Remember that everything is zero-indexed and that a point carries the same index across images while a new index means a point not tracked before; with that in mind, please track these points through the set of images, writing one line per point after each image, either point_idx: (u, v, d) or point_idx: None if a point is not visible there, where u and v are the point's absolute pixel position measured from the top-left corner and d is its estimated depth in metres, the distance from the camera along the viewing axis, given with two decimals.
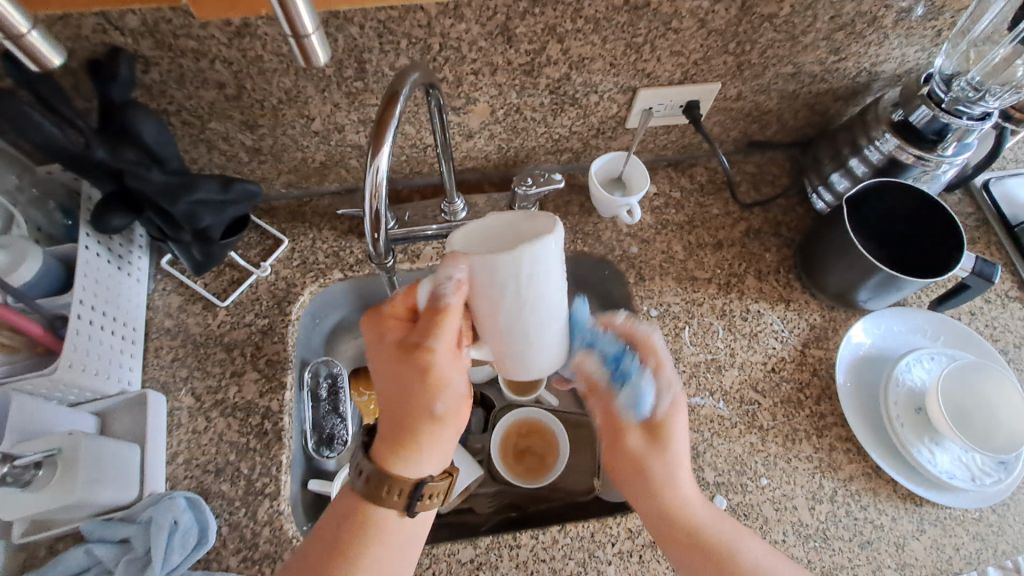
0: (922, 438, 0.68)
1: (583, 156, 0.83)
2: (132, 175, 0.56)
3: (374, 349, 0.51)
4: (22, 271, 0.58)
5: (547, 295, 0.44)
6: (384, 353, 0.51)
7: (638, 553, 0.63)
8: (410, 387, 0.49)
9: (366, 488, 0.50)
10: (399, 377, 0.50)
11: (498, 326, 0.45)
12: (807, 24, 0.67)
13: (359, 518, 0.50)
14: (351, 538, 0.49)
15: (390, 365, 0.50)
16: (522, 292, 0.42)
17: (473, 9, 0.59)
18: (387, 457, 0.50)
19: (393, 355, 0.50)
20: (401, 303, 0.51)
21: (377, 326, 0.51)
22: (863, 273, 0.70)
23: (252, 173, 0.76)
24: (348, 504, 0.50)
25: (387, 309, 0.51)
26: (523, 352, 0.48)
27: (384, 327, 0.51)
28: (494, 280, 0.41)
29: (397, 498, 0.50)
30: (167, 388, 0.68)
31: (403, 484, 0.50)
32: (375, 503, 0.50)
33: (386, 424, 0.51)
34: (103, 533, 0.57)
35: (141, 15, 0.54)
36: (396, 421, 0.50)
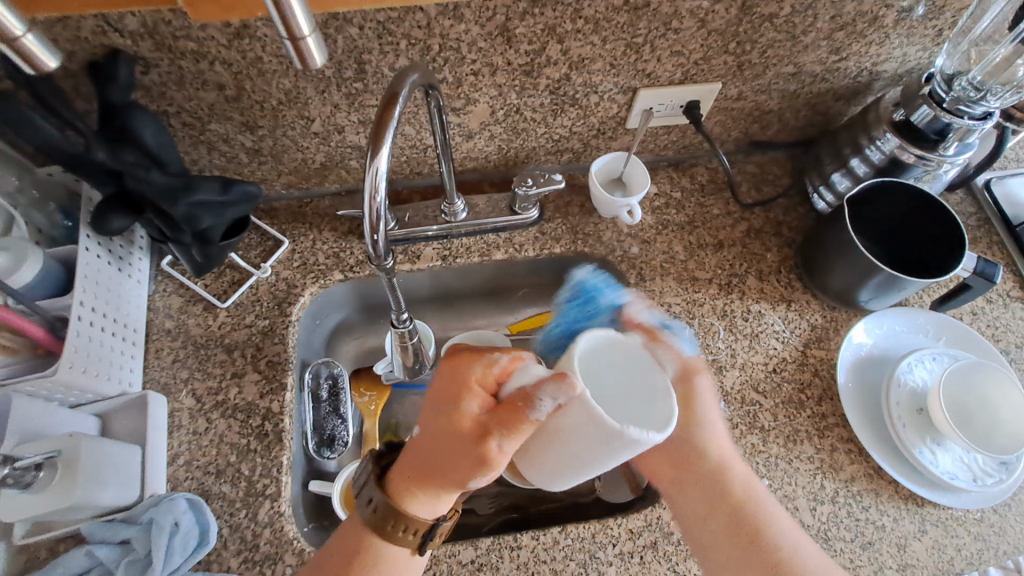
0: (924, 439, 0.67)
1: (583, 156, 0.83)
2: (133, 177, 0.56)
3: (445, 397, 0.51)
4: (21, 273, 0.58)
5: (619, 458, 0.45)
6: (451, 409, 0.50)
7: (639, 554, 0.63)
8: (455, 455, 0.49)
9: (377, 520, 0.51)
10: (452, 439, 0.49)
11: (557, 454, 0.46)
12: (808, 24, 0.67)
13: (369, 549, 0.51)
14: (361, 568, 0.50)
15: (448, 423, 0.50)
16: (602, 451, 0.43)
17: (472, 9, 0.58)
18: (405, 498, 0.50)
19: (458, 417, 0.49)
20: (493, 373, 0.51)
21: (458, 378, 0.51)
22: (864, 273, 0.69)
23: (252, 174, 0.76)
24: (358, 533, 0.51)
25: (478, 370, 0.51)
26: (557, 471, 0.48)
27: (464, 385, 0.50)
28: (592, 433, 0.42)
29: (408, 536, 0.51)
30: (167, 389, 0.68)
31: (417, 525, 0.50)
32: (385, 537, 0.50)
33: (413, 464, 0.51)
34: (103, 535, 0.57)
35: (140, 16, 0.54)
36: (425, 469, 0.50)
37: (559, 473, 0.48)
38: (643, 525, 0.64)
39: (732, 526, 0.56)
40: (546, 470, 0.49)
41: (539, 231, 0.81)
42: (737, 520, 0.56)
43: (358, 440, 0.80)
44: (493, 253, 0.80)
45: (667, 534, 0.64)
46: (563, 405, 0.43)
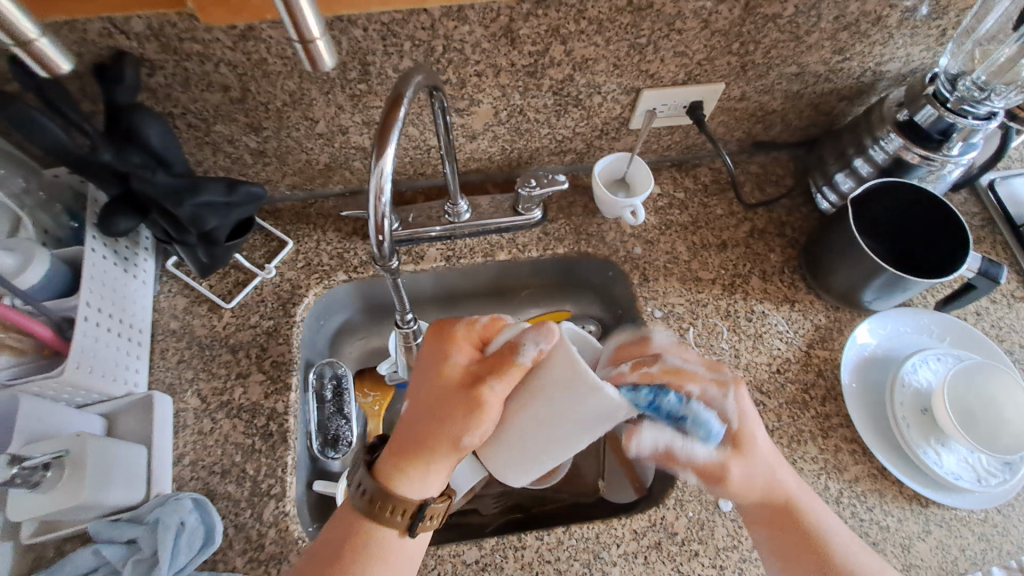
0: (928, 439, 0.67)
1: (586, 157, 0.83)
2: (139, 179, 0.57)
3: (431, 360, 0.54)
4: (28, 274, 0.58)
5: (592, 432, 0.49)
6: (439, 368, 0.53)
7: (643, 555, 0.63)
8: (447, 411, 0.51)
9: (367, 504, 0.51)
10: (443, 397, 0.51)
11: (529, 418, 0.50)
12: (811, 24, 0.67)
13: (360, 534, 0.51)
14: (351, 553, 0.50)
15: (438, 383, 0.52)
16: (578, 419, 0.48)
17: (476, 11, 0.59)
18: (396, 471, 0.51)
19: (447, 374, 0.52)
20: (474, 331, 0.54)
21: (442, 340, 0.54)
22: (868, 273, 0.69)
23: (257, 175, 0.76)
24: (349, 521, 0.51)
25: (460, 330, 0.54)
26: (521, 452, 0.51)
27: (450, 344, 0.53)
28: (569, 390, 0.47)
29: (398, 517, 0.51)
30: (172, 389, 0.69)
31: (406, 504, 0.50)
32: (375, 519, 0.50)
33: (407, 432, 0.52)
34: (110, 534, 0.57)
35: (146, 19, 0.55)
36: (417, 433, 0.51)
37: (524, 456, 0.51)
38: (647, 525, 0.65)
39: (790, 534, 0.57)
40: (511, 448, 0.52)
41: (542, 232, 0.81)
42: (795, 531, 0.57)
43: (361, 441, 0.80)
44: (496, 253, 0.80)
45: (671, 534, 0.64)
46: (544, 350, 0.49)
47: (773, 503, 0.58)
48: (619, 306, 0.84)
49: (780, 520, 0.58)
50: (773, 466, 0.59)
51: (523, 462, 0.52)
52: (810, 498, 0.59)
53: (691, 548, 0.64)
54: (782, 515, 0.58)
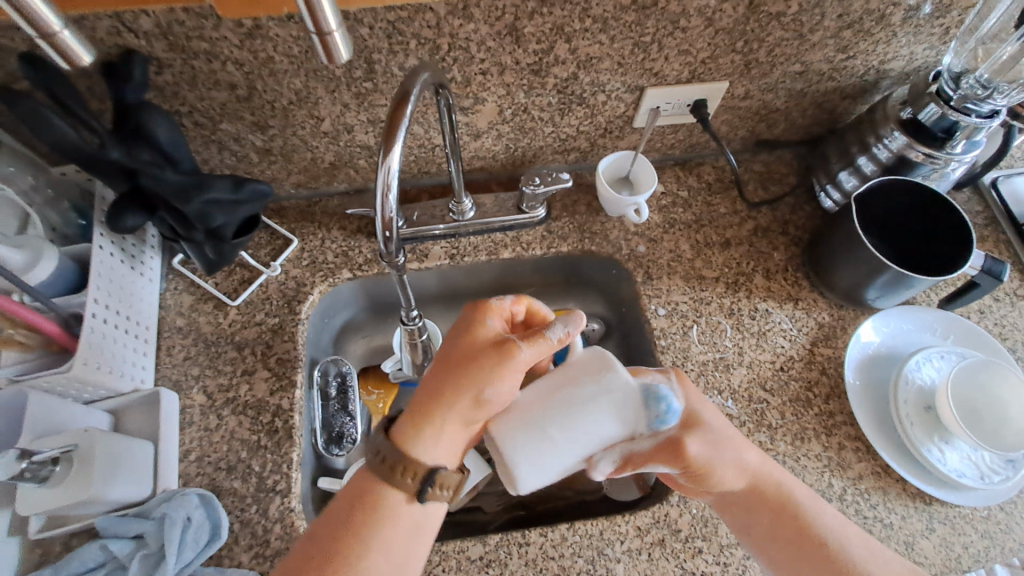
0: (932, 437, 0.67)
1: (590, 155, 0.84)
2: (147, 176, 0.57)
3: (460, 327, 0.55)
4: (38, 269, 0.59)
5: (603, 432, 0.52)
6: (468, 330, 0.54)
7: (647, 551, 0.63)
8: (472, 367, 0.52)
9: (381, 463, 0.51)
10: (468, 356, 0.53)
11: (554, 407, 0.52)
12: (815, 22, 0.67)
13: (372, 495, 0.50)
14: (362, 514, 0.49)
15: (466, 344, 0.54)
16: (600, 411, 0.52)
17: (482, 9, 0.59)
18: (413, 432, 0.51)
19: (477, 336, 0.54)
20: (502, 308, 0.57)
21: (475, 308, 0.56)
22: (872, 271, 0.69)
23: (262, 173, 0.77)
24: (362, 483, 0.51)
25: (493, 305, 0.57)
26: (539, 440, 0.51)
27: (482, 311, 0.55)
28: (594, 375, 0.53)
29: (410, 481, 0.50)
30: (178, 386, 0.69)
31: (417, 467, 0.50)
32: (387, 481, 0.50)
33: (429, 392, 0.52)
34: (117, 529, 0.58)
35: (155, 17, 0.55)
36: (438, 391, 0.52)
37: (540, 445, 0.51)
38: (651, 522, 0.65)
39: (782, 528, 0.57)
40: (523, 441, 0.51)
41: (546, 230, 0.81)
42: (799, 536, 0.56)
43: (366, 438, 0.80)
44: (500, 251, 0.80)
45: (674, 531, 0.64)
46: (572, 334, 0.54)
47: (758, 493, 0.58)
48: (622, 304, 0.84)
49: (762, 513, 0.57)
50: (738, 444, 0.59)
51: (529, 458, 0.51)
52: (800, 490, 0.58)
53: (694, 545, 0.64)
54: (765, 509, 0.57)
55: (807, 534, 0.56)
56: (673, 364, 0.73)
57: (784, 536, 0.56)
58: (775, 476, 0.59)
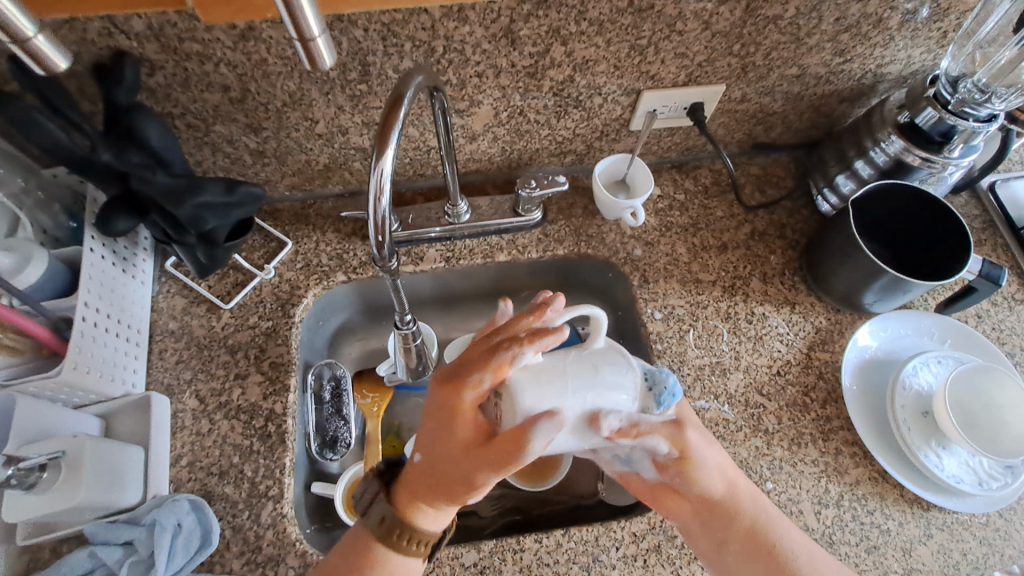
0: (929, 442, 0.67)
1: (586, 159, 0.83)
2: (138, 178, 0.56)
3: (439, 417, 0.49)
4: (27, 273, 0.58)
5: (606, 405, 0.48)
6: (449, 420, 0.48)
7: (642, 558, 0.63)
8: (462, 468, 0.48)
9: (382, 531, 0.51)
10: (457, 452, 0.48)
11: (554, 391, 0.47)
12: (812, 26, 0.67)
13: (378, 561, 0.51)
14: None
15: (455, 435, 0.48)
16: (617, 373, 0.48)
17: (477, 11, 0.59)
18: (412, 506, 0.51)
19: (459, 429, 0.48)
20: (482, 391, 0.47)
21: (449, 393, 0.47)
22: (869, 276, 0.69)
23: (256, 175, 0.76)
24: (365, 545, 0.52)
25: (470, 393, 0.47)
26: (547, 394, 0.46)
27: (458, 398, 0.47)
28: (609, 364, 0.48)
29: (417, 547, 0.52)
30: (170, 390, 0.68)
31: (425, 535, 0.52)
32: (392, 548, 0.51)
33: (422, 476, 0.50)
34: (107, 536, 0.57)
35: (146, 19, 0.55)
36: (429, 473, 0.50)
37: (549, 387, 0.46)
38: (647, 528, 0.64)
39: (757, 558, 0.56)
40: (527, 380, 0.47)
41: (542, 233, 0.81)
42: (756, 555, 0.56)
43: (360, 442, 0.80)
44: (496, 254, 0.80)
45: (671, 538, 0.64)
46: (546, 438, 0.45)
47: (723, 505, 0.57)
48: (619, 307, 0.84)
49: (720, 521, 0.57)
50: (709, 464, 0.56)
51: (536, 405, 0.46)
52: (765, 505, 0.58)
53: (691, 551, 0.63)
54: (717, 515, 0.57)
55: (754, 523, 0.57)
56: (670, 368, 0.73)
57: (741, 539, 0.56)
58: (735, 483, 0.57)
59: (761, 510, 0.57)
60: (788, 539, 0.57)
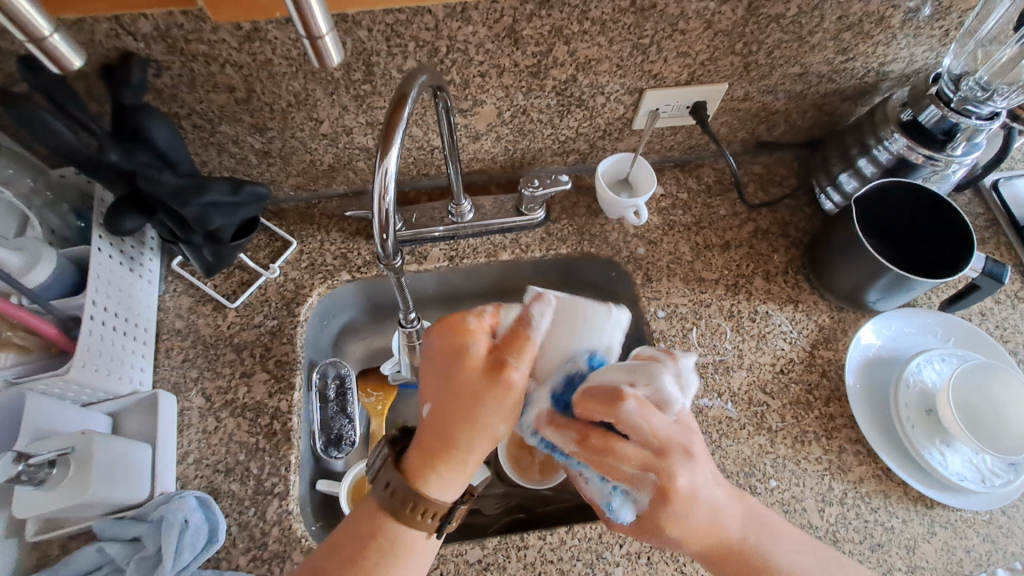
0: (933, 440, 0.67)
1: (590, 158, 0.84)
2: (145, 178, 0.57)
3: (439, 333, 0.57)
4: (36, 272, 0.59)
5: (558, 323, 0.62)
6: (454, 343, 0.54)
7: (646, 555, 0.63)
8: (477, 410, 0.51)
9: (393, 504, 0.51)
10: (467, 383, 0.52)
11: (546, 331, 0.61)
12: (815, 24, 0.67)
13: (385, 536, 0.50)
14: (376, 554, 0.50)
15: (461, 371, 0.53)
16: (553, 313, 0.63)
17: (480, 12, 0.59)
18: (413, 445, 0.53)
19: (467, 364, 0.52)
20: (487, 321, 0.55)
21: (449, 324, 0.55)
22: (871, 274, 0.69)
23: (262, 175, 0.77)
24: (372, 518, 0.51)
25: (473, 323, 0.55)
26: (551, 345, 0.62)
27: (462, 326, 0.54)
28: (635, 374, 0.54)
29: (428, 520, 0.51)
30: (177, 389, 0.69)
31: (436, 507, 0.51)
32: (403, 523, 0.50)
33: (431, 431, 0.52)
34: (115, 532, 0.58)
35: (153, 20, 0.55)
36: (442, 423, 0.52)
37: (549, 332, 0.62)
38: None
39: None
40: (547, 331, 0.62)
41: (545, 232, 0.81)
42: None
43: (364, 440, 0.80)
44: (499, 253, 0.80)
45: None
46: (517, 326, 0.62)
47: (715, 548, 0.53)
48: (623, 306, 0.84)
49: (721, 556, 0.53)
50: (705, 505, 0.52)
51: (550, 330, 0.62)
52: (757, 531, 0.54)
53: None
54: (729, 555, 0.53)
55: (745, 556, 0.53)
56: None
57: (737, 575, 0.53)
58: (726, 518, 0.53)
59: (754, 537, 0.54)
60: (780, 558, 0.53)
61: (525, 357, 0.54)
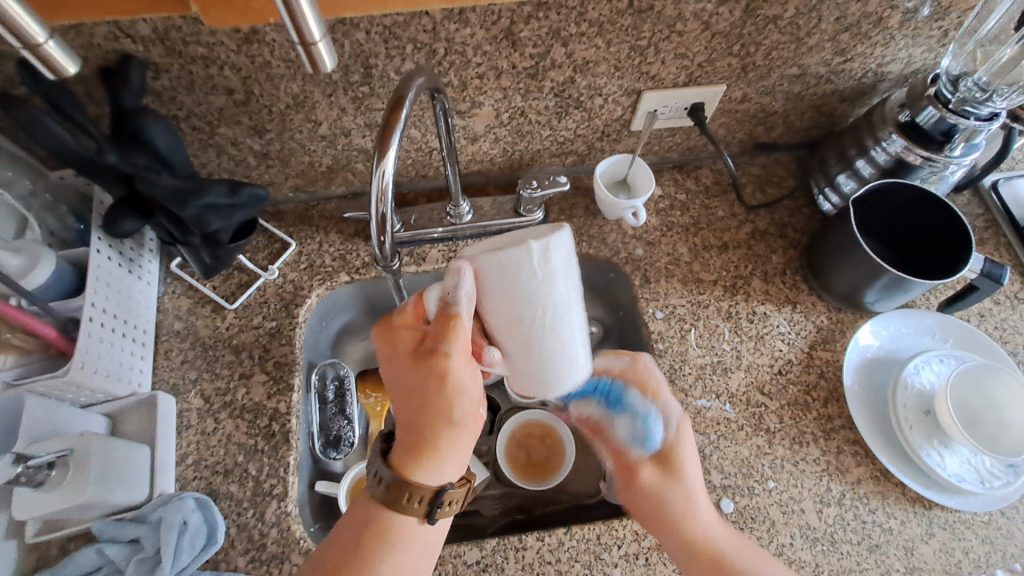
0: (932, 441, 0.67)
1: (588, 159, 0.84)
2: (143, 180, 0.57)
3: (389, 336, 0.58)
4: (35, 274, 0.59)
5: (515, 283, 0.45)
6: (391, 346, 0.54)
7: (644, 556, 0.63)
8: (424, 404, 0.51)
9: (383, 493, 0.51)
10: (410, 381, 0.52)
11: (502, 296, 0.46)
12: (812, 25, 0.67)
13: (379, 525, 0.51)
14: (370, 544, 0.50)
15: (401, 372, 0.53)
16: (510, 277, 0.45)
17: (478, 14, 0.59)
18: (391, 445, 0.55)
19: (404, 366, 0.53)
20: (413, 315, 0.54)
21: (383, 329, 0.55)
22: (869, 275, 0.69)
23: (261, 177, 0.77)
24: (369, 509, 0.52)
25: (400, 323, 0.54)
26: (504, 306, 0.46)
27: (392, 329, 0.54)
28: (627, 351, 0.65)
29: (415, 505, 0.51)
30: (176, 390, 0.69)
31: (421, 491, 0.51)
32: (394, 510, 0.51)
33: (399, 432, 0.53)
34: (114, 533, 0.58)
35: (151, 23, 0.55)
36: (404, 423, 0.53)
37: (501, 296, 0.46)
38: None
39: None
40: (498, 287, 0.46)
41: None
42: None
43: (363, 441, 0.82)
44: None
45: None
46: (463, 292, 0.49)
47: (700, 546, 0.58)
48: (621, 308, 0.84)
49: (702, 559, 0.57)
50: (697, 495, 0.60)
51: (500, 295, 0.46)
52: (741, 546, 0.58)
53: None
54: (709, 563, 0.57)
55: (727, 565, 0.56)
56: (671, 367, 0.73)
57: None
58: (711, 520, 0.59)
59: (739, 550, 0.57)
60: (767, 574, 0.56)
61: (454, 340, 0.51)
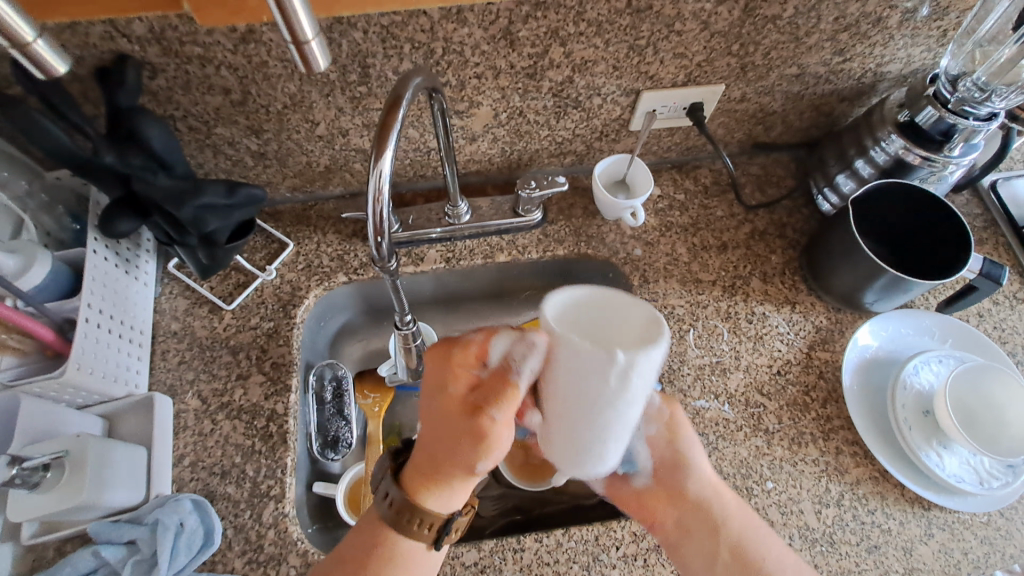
0: (931, 441, 0.67)
1: (587, 159, 0.84)
2: (140, 180, 0.57)
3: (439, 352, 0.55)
4: (31, 275, 0.59)
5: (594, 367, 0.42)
6: (438, 374, 0.51)
7: (643, 557, 0.63)
8: (450, 450, 0.50)
9: (391, 514, 0.51)
10: (446, 420, 0.50)
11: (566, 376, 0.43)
12: (811, 25, 0.67)
13: (385, 546, 0.51)
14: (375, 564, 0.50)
15: (440, 405, 0.51)
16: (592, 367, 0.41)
17: (476, 13, 0.59)
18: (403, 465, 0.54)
19: (446, 400, 0.50)
20: (474, 352, 0.51)
21: (440, 352, 0.52)
22: (868, 275, 0.69)
23: (258, 177, 0.77)
24: (376, 527, 0.52)
25: (458, 354, 0.51)
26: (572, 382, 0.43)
27: (447, 359, 0.51)
28: None
29: (425, 531, 0.51)
30: (173, 391, 0.69)
31: (432, 519, 0.51)
32: (403, 534, 0.51)
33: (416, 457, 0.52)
34: (109, 535, 0.57)
35: (147, 22, 0.55)
36: (425, 453, 0.51)
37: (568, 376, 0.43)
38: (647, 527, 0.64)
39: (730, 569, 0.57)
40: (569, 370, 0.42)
41: (543, 233, 0.81)
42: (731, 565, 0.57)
43: (362, 441, 0.81)
44: (496, 255, 0.80)
45: None
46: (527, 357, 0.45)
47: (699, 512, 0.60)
48: None
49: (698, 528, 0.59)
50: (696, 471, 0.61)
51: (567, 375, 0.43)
52: (749, 519, 0.60)
53: None
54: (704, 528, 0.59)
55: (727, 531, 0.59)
56: (670, 368, 0.72)
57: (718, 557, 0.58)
58: (718, 493, 0.61)
59: (746, 525, 0.59)
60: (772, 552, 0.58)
61: (504, 406, 0.48)
